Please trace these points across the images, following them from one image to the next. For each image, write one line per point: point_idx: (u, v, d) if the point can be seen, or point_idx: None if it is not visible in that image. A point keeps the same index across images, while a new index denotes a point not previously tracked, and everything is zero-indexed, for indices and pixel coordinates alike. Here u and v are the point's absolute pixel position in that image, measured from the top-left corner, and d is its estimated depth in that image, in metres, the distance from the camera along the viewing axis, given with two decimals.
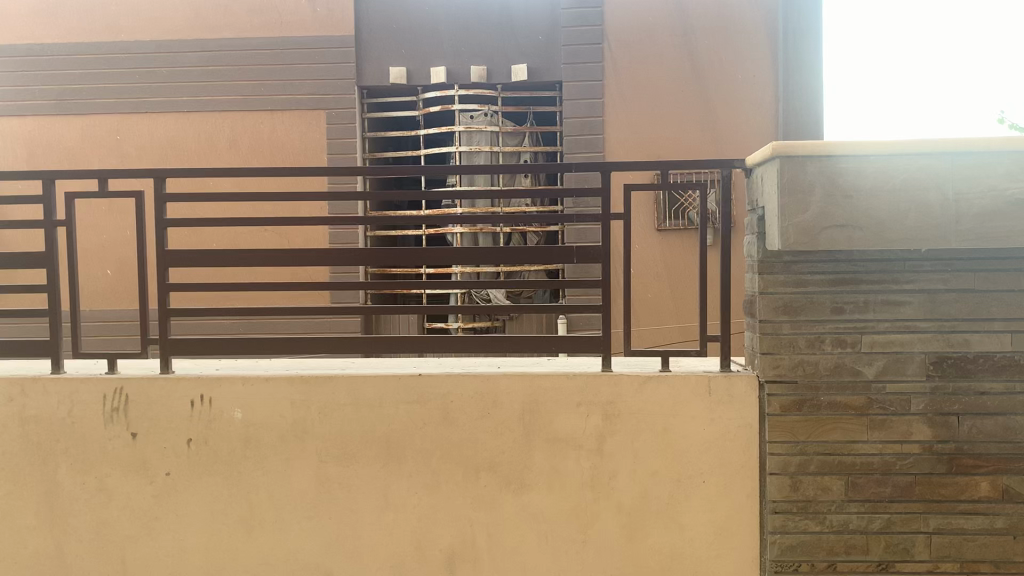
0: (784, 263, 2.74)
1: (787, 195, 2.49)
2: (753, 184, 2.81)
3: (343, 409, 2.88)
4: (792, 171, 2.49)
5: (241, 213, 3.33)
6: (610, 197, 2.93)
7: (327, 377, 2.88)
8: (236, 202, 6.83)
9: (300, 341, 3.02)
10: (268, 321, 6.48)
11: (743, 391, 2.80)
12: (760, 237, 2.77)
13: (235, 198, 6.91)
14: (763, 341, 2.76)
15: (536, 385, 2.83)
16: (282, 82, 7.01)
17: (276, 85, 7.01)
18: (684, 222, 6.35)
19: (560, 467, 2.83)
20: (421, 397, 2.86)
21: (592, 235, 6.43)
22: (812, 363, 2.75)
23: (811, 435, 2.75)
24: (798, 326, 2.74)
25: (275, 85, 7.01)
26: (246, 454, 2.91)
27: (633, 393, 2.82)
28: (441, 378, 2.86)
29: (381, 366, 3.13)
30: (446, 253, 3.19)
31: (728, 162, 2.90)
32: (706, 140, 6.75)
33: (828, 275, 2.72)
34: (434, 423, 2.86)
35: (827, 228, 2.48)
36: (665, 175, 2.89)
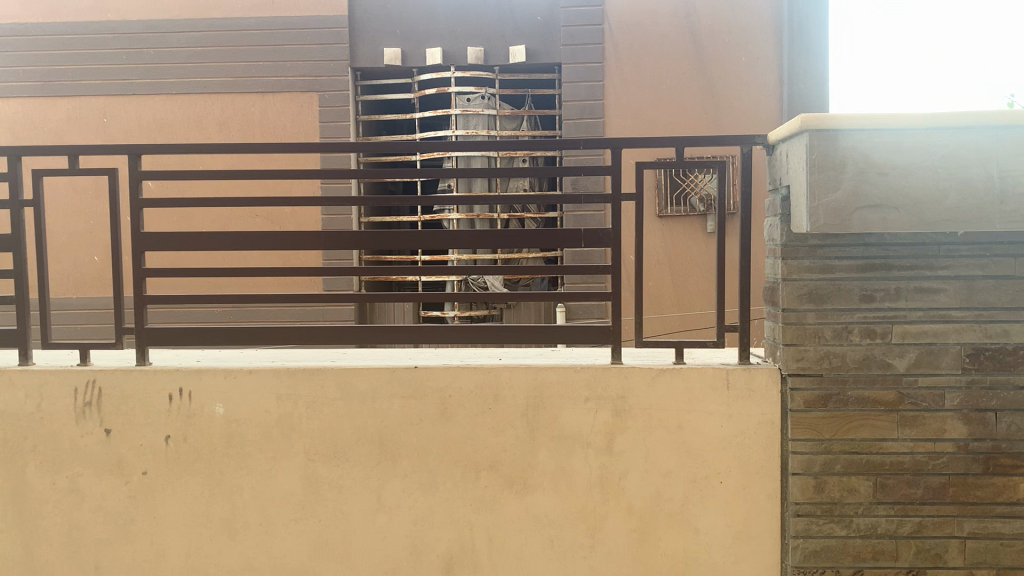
0: (810, 247, 2.54)
1: (816, 171, 2.28)
2: (776, 162, 2.60)
3: (333, 404, 2.68)
4: (822, 145, 2.28)
5: (226, 195, 3.11)
6: (621, 177, 2.72)
7: (315, 370, 2.68)
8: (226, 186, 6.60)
9: (287, 331, 2.82)
10: (259, 309, 6.27)
11: (763, 386, 2.60)
12: (785, 218, 2.56)
13: (225, 182, 6.69)
14: (786, 332, 2.56)
15: (542, 378, 2.63)
16: (273, 63, 6.77)
17: (267, 66, 6.77)
18: (686, 209, 6.14)
19: (566, 467, 2.63)
20: (417, 392, 2.66)
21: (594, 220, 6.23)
22: (838, 355, 2.55)
23: (837, 433, 2.56)
24: (824, 315, 2.54)
25: (266, 66, 6.77)
26: (229, 452, 2.71)
27: (646, 387, 2.62)
28: (439, 371, 2.65)
29: (375, 357, 2.93)
30: (444, 236, 2.98)
31: (748, 139, 2.68)
32: (708, 125, 6.52)
33: (858, 260, 2.52)
34: (431, 420, 2.66)
35: (860, 208, 2.27)
36: (680, 152, 2.68)
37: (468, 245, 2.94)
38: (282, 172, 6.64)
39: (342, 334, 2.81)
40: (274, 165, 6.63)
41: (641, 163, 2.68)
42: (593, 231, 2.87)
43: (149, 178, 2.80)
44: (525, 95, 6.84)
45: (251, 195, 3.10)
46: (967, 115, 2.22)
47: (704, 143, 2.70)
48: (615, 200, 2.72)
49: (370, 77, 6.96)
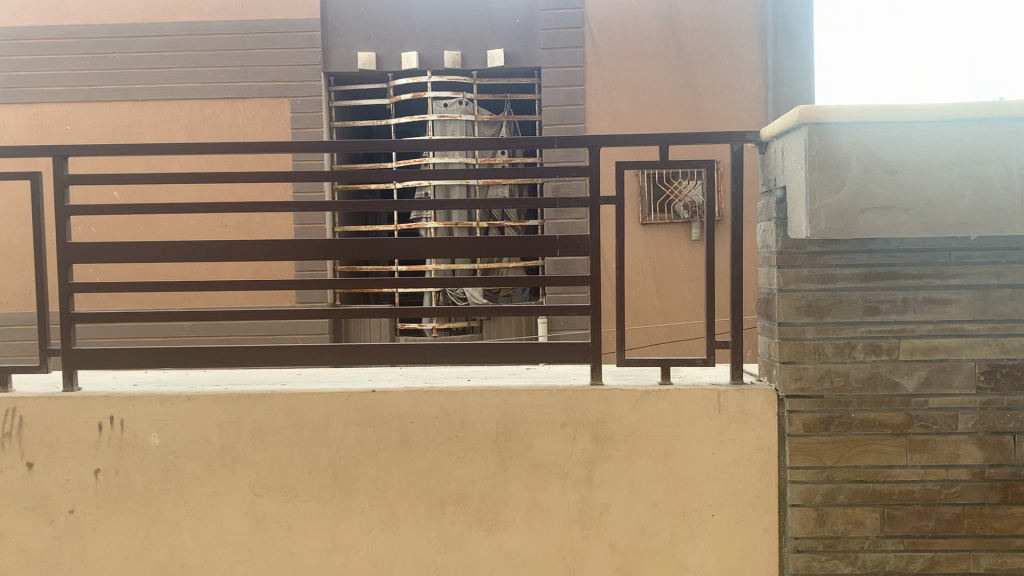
0: (808, 254, 2.29)
1: (816, 170, 2.04)
2: (770, 161, 2.36)
3: (282, 432, 2.41)
4: (823, 140, 2.03)
5: (173, 204, 2.83)
6: (599, 178, 2.46)
7: (261, 394, 2.41)
8: (193, 195, 6.31)
9: (233, 351, 2.54)
10: (230, 324, 5.98)
11: (758, 408, 2.35)
12: (781, 222, 2.31)
13: (193, 191, 6.40)
14: (782, 349, 2.31)
15: (514, 401, 2.38)
16: (243, 67, 6.49)
17: (236, 71, 6.49)
18: (670, 216, 5.91)
19: (541, 500, 2.37)
20: (375, 419, 2.39)
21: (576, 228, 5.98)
22: (841, 374, 2.30)
23: (840, 460, 2.31)
24: (824, 330, 2.30)
25: (235, 71, 6.49)
26: (166, 487, 2.43)
27: (629, 411, 2.37)
28: (400, 395, 2.39)
29: (332, 379, 2.65)
30: (405, 245, 2.70)
31: (739, 135, 2.43)
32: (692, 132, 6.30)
33: (861, 268, 2.28)
34: (391, 449, 2.39)
35: (865, 209, 2.03)
36: (664, 150, 2.42)
37: (432, 255, 2.68)
38: (252, 181, 6.37)
39: (292, 354, 2.54)
40: (244, 173, 6.35)
41: (622, 163, 2.43)
42: (570, 238, 2.62)
43: (77, 183, 2.53)
44: (503, 100, 6.59)
45: (200, 204, 2.82)
46: (983, 105, 1.99)
47: (692, 141, 2.45)
48: (593, 204, 2.46)
49: (344, 82, 6.69)
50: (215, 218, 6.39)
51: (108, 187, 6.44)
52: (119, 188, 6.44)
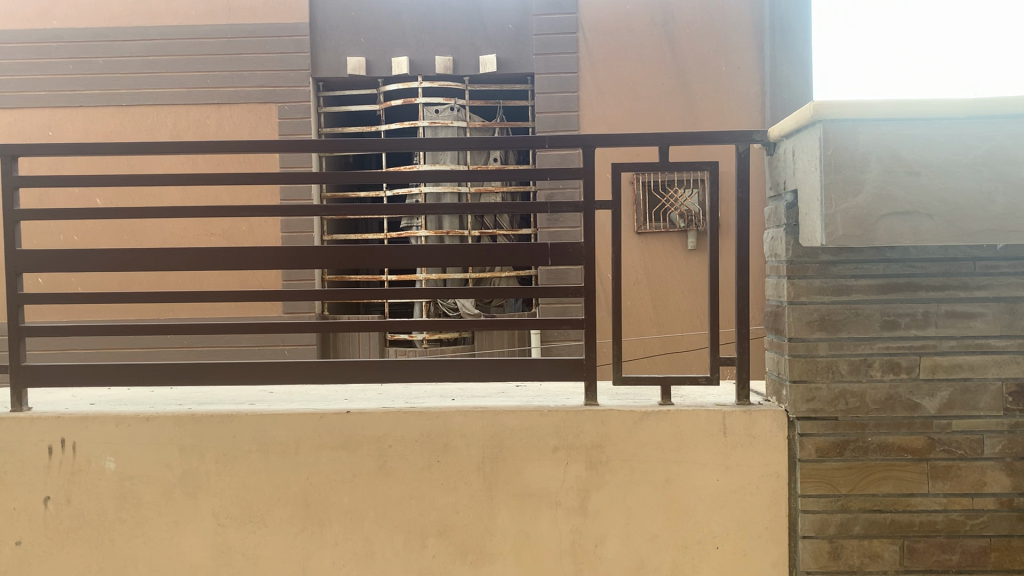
0: (821, 264, 2.11)
1: (832, 171, 1.85)
2: (780, 162, 2.18)
3: (249, 457, 2.21)
4: (840, 139, 1.85)
5: (142, 210, 2.63)
6: (594, 182, 2.27)
7: (226, 415, 2.22)
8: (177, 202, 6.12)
9: (198, 369, 2.35)
10: (219, 343, 5.79)
11: (767, 431, 2.17)
12: (792, 229, 2.13)
13: (177, 199, 6.20)
14: (793, 367, 2.13)
15: (501, 423, 2.19)
16: (229, 72, 6.30)
17: (222, 76, 6.30)
18: (666, 225, 5.71)
19: (530, 531, 2.18)
20: (350, 443, 2.20)
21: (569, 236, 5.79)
22: (857, 395, 2.12)
23: (855, 487, 2.12)
24: (838, 346, 2.12)
25: (221, 76, 6.30)
26: (122, 516, 2.23)
27: (626, 434, 2.18)
28: (377, 416, 2.20)
29: (307, 398, 2.46)
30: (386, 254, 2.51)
31: (745, 135, 2.24)
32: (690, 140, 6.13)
33: (878, 279, 2.10)
34: (367, 475, 2.19)
35: (886, 214, 1.85)
36: (665, 152, 2.24)
37: (414, 264, 2.48)
38: (238, 188, 6.19)
39: (262, 371, 2.34)
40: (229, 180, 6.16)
41: (619, 165, 2.25)
42: (562, 246, 2.43)
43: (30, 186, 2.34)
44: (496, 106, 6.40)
45: (171, 210, 2.63)
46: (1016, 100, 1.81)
47: (694, 141, 2.26)
48: (588, 209, 2.28)
49: (333, 87, 6.51)
50: (199, 226, 6.19)
51: (90, 195, 6.24)
52: (102, 195, 6.24)
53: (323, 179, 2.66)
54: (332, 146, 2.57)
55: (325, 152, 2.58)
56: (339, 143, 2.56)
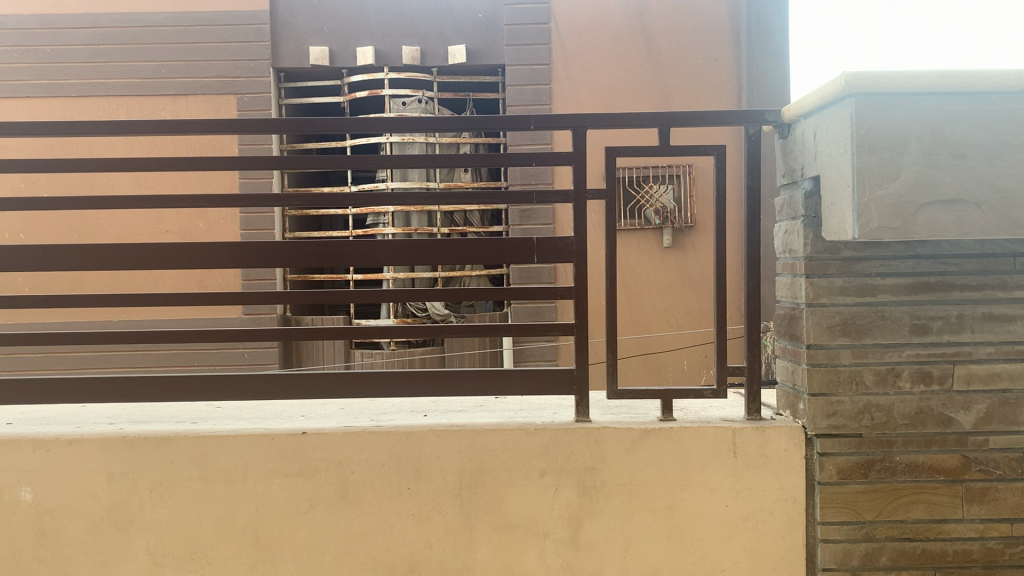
0: (843, 261, 1.87)
1: (865, 153, 1.60)
2: (795, 145, 1.94)
3: (189, 485, 1.91)
4: (874, 116, 1.60)
5: (74, 203, 2.31)
6: (585, 169, 2.00)
7: (162, 437, 1.92)
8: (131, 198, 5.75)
9: (132, 384, 2.04)
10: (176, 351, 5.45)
11: (783, 450, 1.91)
12: (811, 222, 1.88)
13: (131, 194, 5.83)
14: (812, 378, 1.88)
15: (480, 443, 1.91)
16: (186, 61, 5.94)
17: (178, 66, 5.94)
18: (641, 222, 5.43)
19: (515, 567, 1.91)
20: (307, 469, 1.91)
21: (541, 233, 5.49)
22: (883, 409, 1.87)
23: (881, 513, 1.88)
24: (863, 354, 1.87)
25: (177, 65, 5.93)
26: (40, 557, 1.91)
27: (623, 456, 1.91)
28: (338, 437, 1.91)
29: (259, 415, 2.16)
30: (350, 251, 2.22)
31: (756, 114, 1.98)
32: None
33: (907, 278, 1.85)
34: (326, 504, 1.91)
35: (926, 203, 1.60)
36: (665, 135, 1.98)
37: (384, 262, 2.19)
38: (195, 183, 5.82)
39: (207, 385, 2.04)
40: (187, 176, 5.81)
41: (613, 149, 1.98)
42: (549, 241, 2.15)
43: None
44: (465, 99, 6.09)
45: (107, 203, 2.30)
46: None
47: (698, 120, 1.98)
48: (579, 200, 2.01)
49: (295, 78, 6.14)
50: (155, 223, 5.82)
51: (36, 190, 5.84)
52: (49, 189, 5.84)
53: (291, 165, 2.33)
54: (297, 127, 2.24)
55: (291, 133, 2.25)
56: (303, 124, 2.24)
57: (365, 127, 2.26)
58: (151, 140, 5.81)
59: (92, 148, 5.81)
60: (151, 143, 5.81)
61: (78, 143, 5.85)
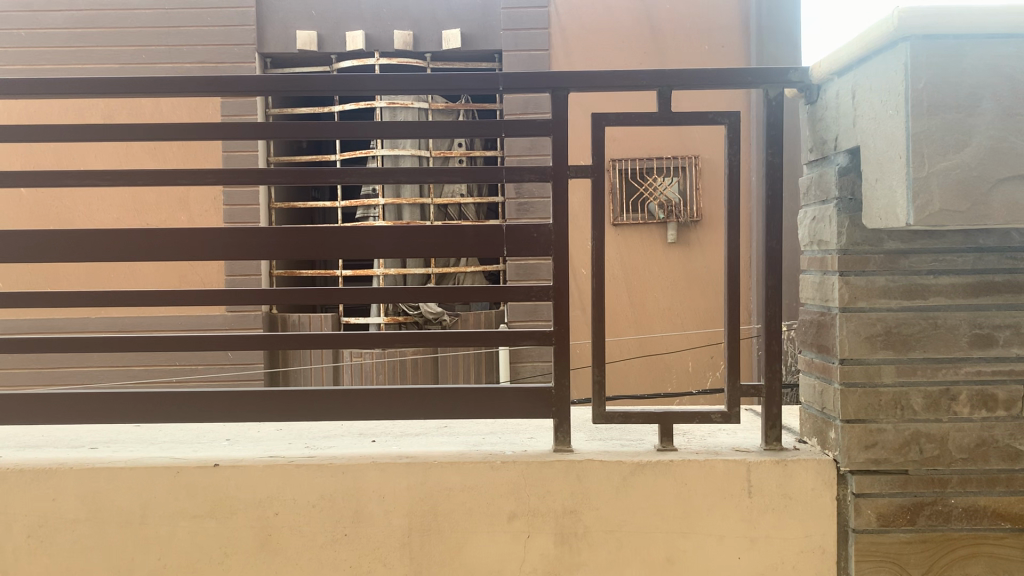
0: (886, 255, 1.50)
1: (925, 114, 1.23)
2: (826, 111, 1.57)
3: (78, 528, 1.55)
4: (938, 65, 1.23)
5: None
6: (566, 139, 1.63)
7: (46, 473, 1.55)
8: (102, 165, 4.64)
9: (16, 407, 1.65)
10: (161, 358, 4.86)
11: (809, 490, 1.55)
12: (847, 206, 1.50)
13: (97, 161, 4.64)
14: (845, 401, 1.51)
15: (435, 480, 1.55)
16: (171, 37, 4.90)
17: (157, 50, 4.90)
18: (645, 216, 4.93)
19: None
20: (220, 510, 1.55)
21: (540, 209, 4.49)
22: (935, 439, 1.50)
23: (931, 568, 1.51)
24: (909, 371, 1.50)
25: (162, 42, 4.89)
26: None
27: (612, 497, 1.54)
28: (260, 472, 1.55)
29: (178, 440, 1.78)
30: (307, 244, 1.72)
31: (778, 76, 1.61)
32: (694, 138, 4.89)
33: (964, 277, 1.48)
34: (243, 553, 1.55)
35: (1002, 178, 1.23)
36: (666, 99, 1.61)
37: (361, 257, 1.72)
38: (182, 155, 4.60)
39: (104, 405, 1.66)
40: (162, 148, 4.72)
41: (601, 115, 1.62)
42: (522, 229, 1.70)
43: None
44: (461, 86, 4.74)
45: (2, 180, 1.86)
46: None
47: (709, 81, 1.59)
48: (558, 179, 1.64)
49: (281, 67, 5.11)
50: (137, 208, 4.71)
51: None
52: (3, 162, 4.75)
53: (268, 135, 1.71)
54: (248, 86, 1.67)
55: (256, 94, 1.68)
56: (263, 81, 1.67)
57: (344, 87, 1.68)
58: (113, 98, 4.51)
59: (57, 117, 4.58)
60: (127, 106, 4.50)
61: (34, 111, 4.61)
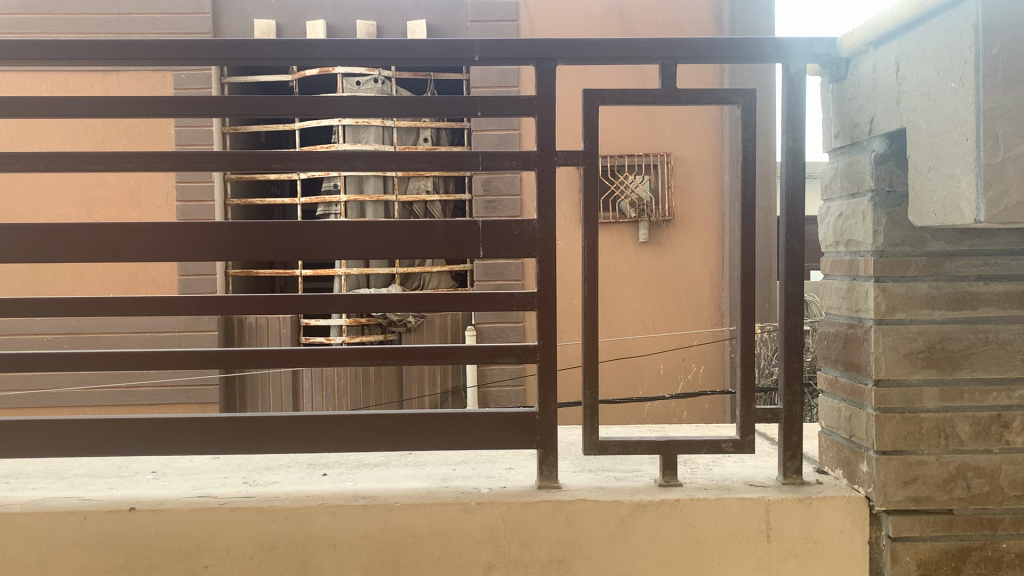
0: (929, 258, 1.27)
1: (1002, 84, 1.01)
2: (856, 90, 1.35)
3: None
4: (1016, 24, 1.01)
5: None
6: (550, 116, 1.40)
7: None
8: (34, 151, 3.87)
9: None
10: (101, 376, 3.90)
11: (835, 534, 1.32)
12: (882, 199, 1.28)
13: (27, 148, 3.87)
14: (882, 429, 1.28)
15: (397, 527, 1.29)
16: (124, 16, 3.86)
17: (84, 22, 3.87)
18: (616, 216, 4.03)
19: None
20: (136, 562, 1.29)
21: (510, 207, 4.07)
22: (985, 474, 1.28)
23: None
24: (955, 395, 1.28)
25: (114, 20, 3.85)
26: None
27: (606, 544, 1.30)
28: (186, 517, 1.29)
29: (92, 478, 1.49)
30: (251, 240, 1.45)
31: (796, 52, 1.38)
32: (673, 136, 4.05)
33: (1019, 283, 1.27)
34: None
35: None
36: (668, 74, 1.38)
37: (313, 256, 1.45)
38: (139, 137, 3.85)
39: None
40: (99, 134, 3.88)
41: (591, 92, 1.39)
42: (499, 225, 1.44)
43: None
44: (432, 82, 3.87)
45: None
46: None
47: (724, 53, 1.35)
48: (544, 166, 1.41)
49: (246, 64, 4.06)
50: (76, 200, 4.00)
51: None
52: None
53: (227, 111, 1.43)
54: (177, 53, 1.38)
55: (186, 62, 1.38)
56: (194, 47, 1.38)
57: (291, 55, 1.39)
58: (63, 70, 3.77)
59: None
60: (64, 84, 3.81)
61: None
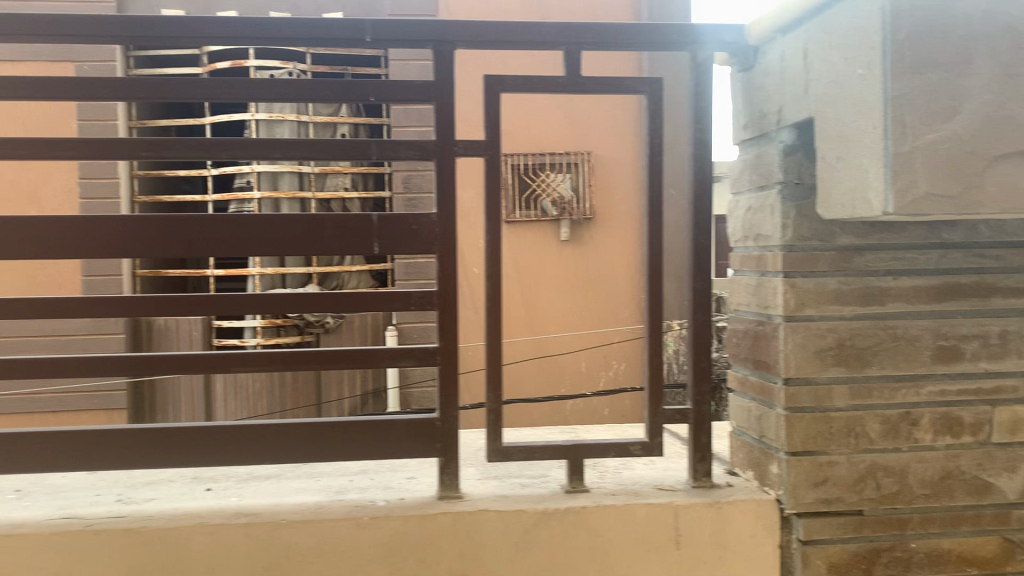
0: (838, 253, 1.24)
1: (910, 70, 0.97)
2: (765, 78, 1.30)
3: None
4: (923, 9, 0.97)
5: None
6: (449, 104, 1.31)
7: None
8: None
9: None
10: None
11: (746, 539, 1.28)
12: (791, 192, 1.24)
13: None
14: (791, 429, 1.24)
15: (283, 546, 1.20)
16: (20, 1, 3.55)
17: None
18: (538, 214, 3.97)
19: None
20: None
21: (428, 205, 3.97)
22: (895, 473, 1.25)
23: None
24: (865, 393, 1.24)
25: (11, 5, 3.50)
26: None
27: (509, 558, 1.23)
28: (47, 541, 1.16)
29: None
30: (127, 230, 1.30)
31: (704, 40, 1.33)
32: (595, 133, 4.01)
33: (928, 278, 1.24)
34: None
35: (1002, 154, 0.99)
36: (573, 59, 1.32)
37: (197, 251, 1.31)
38: (32, 128, 3.60)
39: None
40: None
41: (492, 77, 1.32)
42: (397, 220, 1.34)
43: None
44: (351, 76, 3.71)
45: None
46: None
47: (632, 39, 1.29)
48: (443, 157, 1.33)
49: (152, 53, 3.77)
50: None
51: None
52: None
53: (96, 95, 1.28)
54: (35, 29, 1.24)
55: (48, 39, 1.24)
56: (54, 22, 1.23)
57: (166, 35, 1.26)
58: None
59: None
60: None
61: None
